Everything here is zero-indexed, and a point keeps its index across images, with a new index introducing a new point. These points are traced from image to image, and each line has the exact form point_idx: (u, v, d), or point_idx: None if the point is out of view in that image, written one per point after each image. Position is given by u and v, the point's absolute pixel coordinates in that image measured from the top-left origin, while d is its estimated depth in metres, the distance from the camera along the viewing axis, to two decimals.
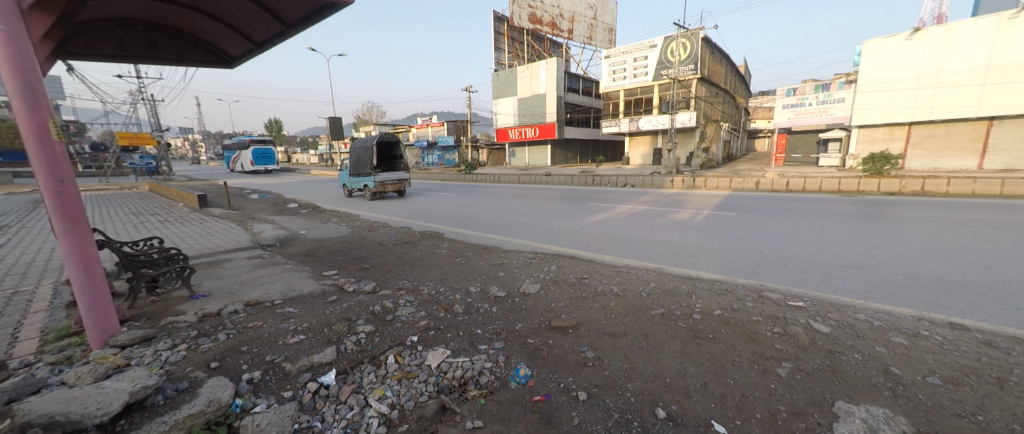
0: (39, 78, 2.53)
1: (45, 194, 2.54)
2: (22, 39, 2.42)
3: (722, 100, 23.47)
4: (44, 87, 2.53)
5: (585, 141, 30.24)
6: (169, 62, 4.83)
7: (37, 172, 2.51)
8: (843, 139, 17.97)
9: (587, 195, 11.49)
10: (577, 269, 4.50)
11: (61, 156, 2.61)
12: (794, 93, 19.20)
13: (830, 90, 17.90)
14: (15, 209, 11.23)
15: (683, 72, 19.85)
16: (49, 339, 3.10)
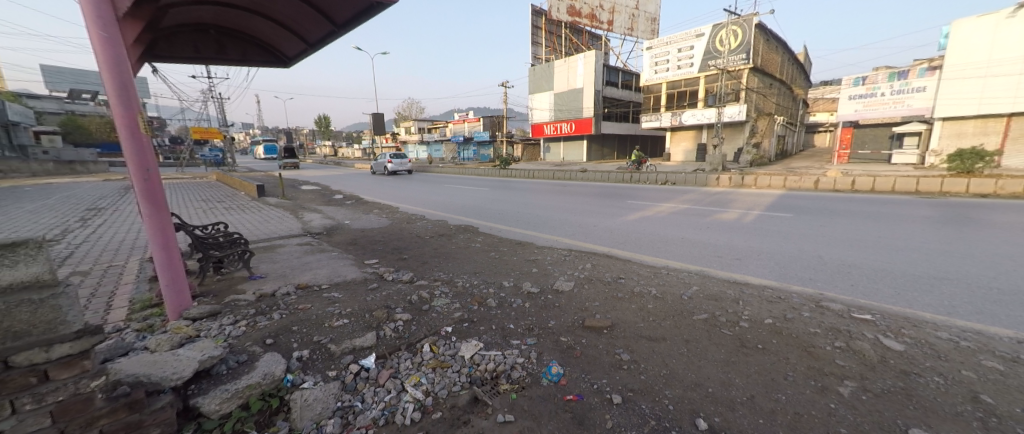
0: (131, 79, 2.83)
1: (135, 182, 2.84)
2: (118, 45, 2.71)
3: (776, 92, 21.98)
4: (135, 87, 2.83)
5: (623, 137, 29.46)
6: (237, 63, 5.15)
7: (128, 162, 2.81)
8: (923, 133, 16.25)
9: (625, 191, 11.23)
10: (614, 269, 4.35)
11: (147, 148, 2.90)
12: (863, 82, 17.81)
13: (907, 78, 16.45)
14: (109, 194, 12.71)
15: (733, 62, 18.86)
16: (135, 308, 3.39)
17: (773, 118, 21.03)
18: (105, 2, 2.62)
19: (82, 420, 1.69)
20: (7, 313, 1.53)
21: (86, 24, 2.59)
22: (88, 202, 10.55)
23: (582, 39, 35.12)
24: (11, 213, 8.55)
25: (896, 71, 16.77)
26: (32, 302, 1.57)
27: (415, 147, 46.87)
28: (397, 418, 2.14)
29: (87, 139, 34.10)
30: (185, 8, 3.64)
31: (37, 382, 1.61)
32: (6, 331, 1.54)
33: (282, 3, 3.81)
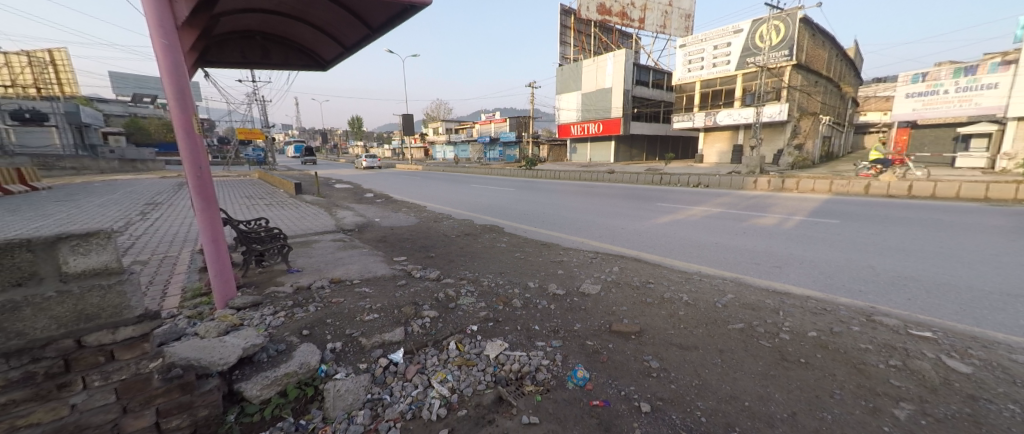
0: (188, 83, 3.04)
1: (189, 179, 3.05)
2: (177, 52, 2.91)
3: (822, 90, 20.80)
4: (191, 91, 3.04)
5: (653, 137, 28.79)
6: (279, 68, 5.37)
7: (184, 161, 3.02)
8: (993, 135, 14.81)
9: (656, 193, 10.94)
10: (641, 273, 4.23)
11: (200, 148, 3.11)
12: (924, 78, 16.49)
13: (976, 74, 14.87)
14: (164, 190, 13.65)
15: (775, 59, 18.08)
16: (187, 296, 3.58)
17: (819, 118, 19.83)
18: (166, 11, 2.81)
19: (141, 399, 1.82)
20: (80, 297, 1.64)
21: (150, 32, 2.79)
22: (146, 197, 11.35)
23: (612, 38, 34.64)
24: (80, 206, 9.32)
25: (964, 67, 15.30)
26: (101, 287, 1.67)
27: (443, 148, 47.61)
28: (423, 413, 2.15)
29: (147, 140, 36.85)
30: (232, 15, 3.83)
31: (104, 361, 1.72)
32: (80, 313, 1.65)
33: (321, 8, 3.92)
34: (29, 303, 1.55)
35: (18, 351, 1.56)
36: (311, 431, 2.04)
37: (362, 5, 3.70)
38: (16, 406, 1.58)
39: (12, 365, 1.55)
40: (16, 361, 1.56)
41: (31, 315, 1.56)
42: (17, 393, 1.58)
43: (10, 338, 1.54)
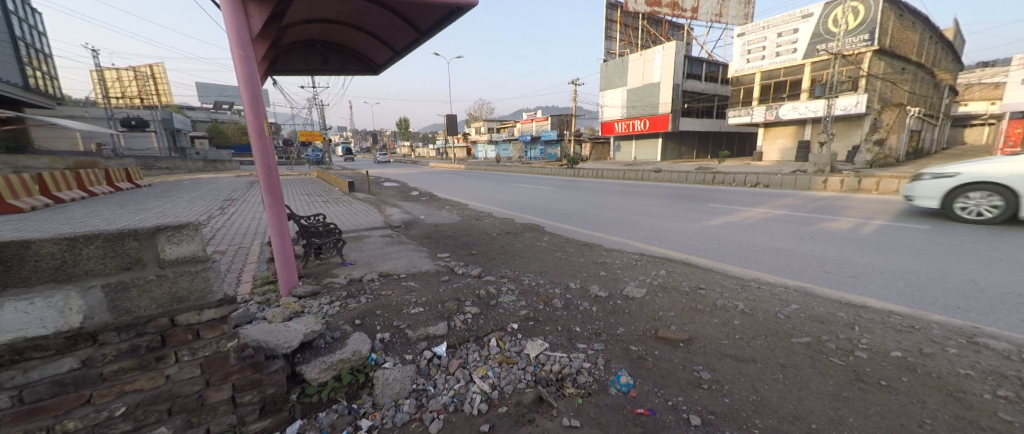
0: (261, 91, 3.28)
1: (260, 177, 3.30)
2: (251, 62, 3.13)
3: (910, 77, 18.56)
4: (263, 97, 3.27)
5: (703, 133, 27.38)
6: (337, 74, 5.65)
7: (257, 161, 3.27)
8: None
9: (709, 193, 10.34)
10: (691, 277, 3.98)
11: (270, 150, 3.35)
12: None
13: None
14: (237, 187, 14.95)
15: (851, 45, 16.56)
16: (257, 283, 3.85)
17: (905, 109, 17.73)
18: (243, 24, 3.02)
19: (221, 374, 1.92)
20: (174, 280, 1.75)
21: (230, 44, 3.02)
22: (223, 194, 12.49)
23: (662, 30, 33.30)
24: (173, 201, 10.47)
25: None
26: (190, 273, 1.78)
27: (486, 147, 48.23)
28: (465, 406, 2.15)
29: (225, 142, 40.62)
30: (297, 27, 4.06)
31: (192, 338, 1.84)
32: (173, 295, 1.77)
33: (373, 14, 4.04)
34: (135, 285, 1.68)
35: (126, 326, 1.70)
36: (361, 417, 2.11)
37: (410, 9, 3.75)
38: (124, 373, 1.72)
39: (122, 338, 1.70)
40: (125, 334, 1.70)
41: (137, 295, 1.70)
42: (126, 361, 1.72)
43: (119, 314, 1.67)
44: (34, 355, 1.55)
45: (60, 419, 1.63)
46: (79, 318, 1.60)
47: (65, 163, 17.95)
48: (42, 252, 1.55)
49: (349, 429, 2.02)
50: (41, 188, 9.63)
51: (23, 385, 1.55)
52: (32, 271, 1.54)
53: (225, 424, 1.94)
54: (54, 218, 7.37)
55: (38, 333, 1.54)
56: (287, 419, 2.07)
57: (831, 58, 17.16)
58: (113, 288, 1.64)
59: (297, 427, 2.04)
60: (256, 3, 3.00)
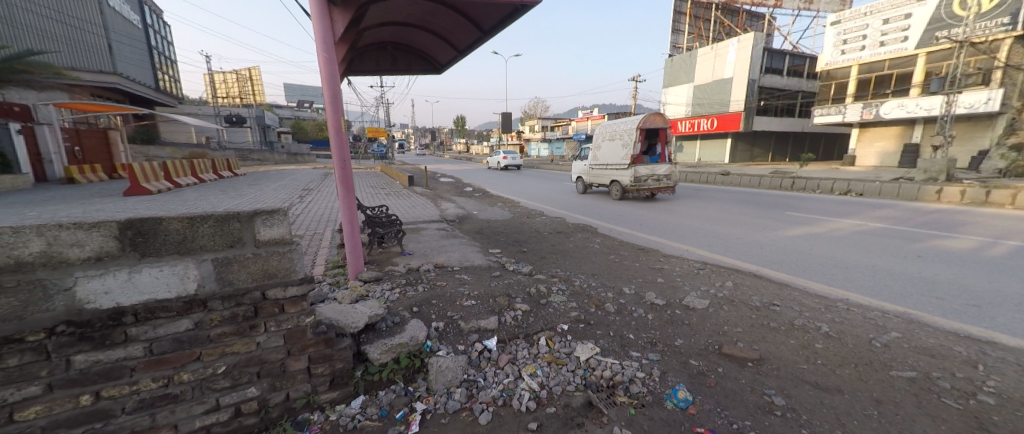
0: (340, 91, 3.51)
1: (336, 170, 3.52)
2: (334, 63, 3.35)
3: None
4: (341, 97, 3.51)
5: (780, 134, 25.09)
6: (404, 74, 5.90)
7: (334, 155, 3.50)
8: None
9: (786, 200, 9.42)
10: (763, 292, 3.62)
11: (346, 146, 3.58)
12: None
13: None
14: (311, 178, 16.25)
15: (985, 30, 14.12)
16: (328, 266, 4.13)
17: None
18: (327, 28, 3.23)
19: (299, 345, 2.06)
20: (265, 258, 1.91)
21: (316, 48, 3.26)
22: (301, 184, 13.64)
23: (737, 21, 30.90)
24: (261, 189, 11.64)
25: None
26: (279, 253, 1.94)
27: (539, 146, 48.18)
28: (514, 402, 2.13)
29: (304, 138, 44.45)
30: (371, 30, 4.28)
31: (278, 312, 1.99)
32: (265, 271, 1.93)
33: (438, 15, 4.14)
34: (236, 260, 1.85)
35: (228, 295, 1.86)
36: (416, 399, 2.17)
37: (474, 7, 3.77)
38: (225, 337, 1.89)
39: (225, 305, 1.87)
40: (228, 303, 1.87)
41: (237, 269, 1.86)
42: (227, 327, 1.89)
43: (223, 285, 1.85)
44: (161, 315, 1.75)
45: (177, 371, 1.82)
46: (195, 286, 1.79)
47: (181, 154, 20.81)
48: (170, 228, 1.75)
49: (406, 410, 2.09)
50: (166, 174, 11.19)
51: (152, 340, 1.75)
52: (162, 243, 1.74)
53: (301, 391, 2.09)
54: (170, 199, 8.53)
55: (165, 297, 1.74)
56: (352, 394, 2.19)
57: (954, 46, 14.81)
58: (220, 261, 1.82)
59: (361, 402, 2.16)
60: (340, 8, 3.17)
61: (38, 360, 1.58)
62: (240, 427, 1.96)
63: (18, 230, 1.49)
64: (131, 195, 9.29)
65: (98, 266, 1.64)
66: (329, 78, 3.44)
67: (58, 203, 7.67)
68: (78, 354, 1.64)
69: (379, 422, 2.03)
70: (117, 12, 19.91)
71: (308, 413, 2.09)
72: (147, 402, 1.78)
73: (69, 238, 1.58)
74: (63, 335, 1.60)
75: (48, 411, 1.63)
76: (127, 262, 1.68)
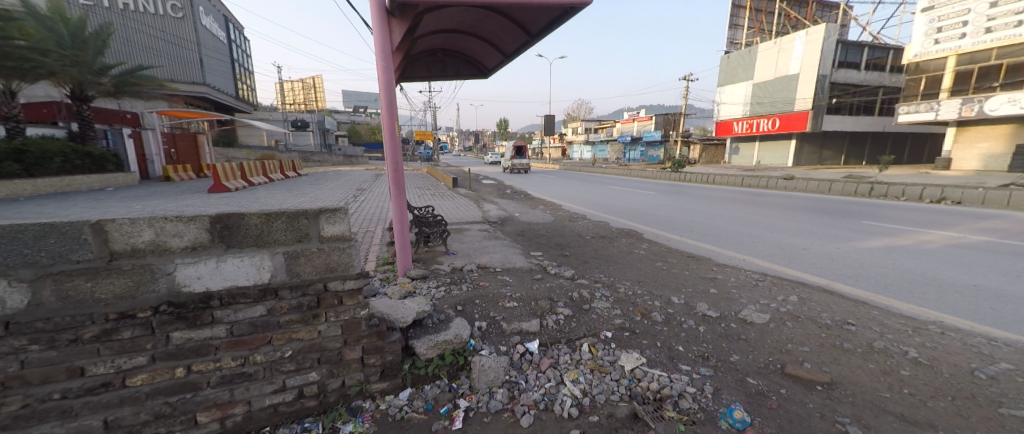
0: (395, 97, 3.70)
1: (388, 172, 3.70)
2: (391, 71, 3.54)
3: None
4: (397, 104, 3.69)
5: (854, 134, 22.84)
6: (453, 79, 6.08)
7: (388, 158, 3.69)
8: None
9: (857, 207, 8.59)
10: (834, 309, 3.31)
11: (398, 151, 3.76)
12: None
13: None
14: (364, 179, 17.20)
15: None
16: (379, 263, 4.35)
17: None
18: (386, 38, 3.42)
19: (354, 336, 2.19)
20: (327, 253, 2.05)
21: (375, 59, 3.47)
22: (355, 184, 14.45)
23: (806, 12, 28.56)
24: (320, 188, 12.47)
25: None
26: (340, 249, 2.07)
27: (582, 149, 47.61)
28: (556, 407, 2.13)
29: (358, 141, 47.05)
30: (423, 38, 4.45)
31: (338, 303, 2.13)
32: (327, 265, 2.07)
33: (487, 21, 4.23)
34: (303, 254, 2.01)
35: (296, 285, 2.03)
36: (459, 396, 2.24)
37: (523, 12, 3.81)
38: (292, 324, 2.05)
39: (293, 295, 2.03)
40: (296, 293, 2.03)
41: (304, 262, 2.02)
42: (294, 315, 2.05)
43: (292, 276, 2.01)
44: (240, 300, 1.94)
45: (252, 352, 2.00)
46: (269, 275, 1.97)
47: (254, 156, 22.80)
48: (250, 223, 1.92)
49: (450, 406, 2.15)
50: (242, 174, 12.33)
51: (232, 322, 1.94)
52: (243, 237, 1.91)
53: (355, 379, 2.21)
54: (241, 198, 9.34)
55: (244, 284, 1.93)
56: (400, 385, 2.29)
57: None
58: (290, 255, 1.99)
59: (407, 394, 2.25)
60: (397, 18, 3.33)
61: (144, 334, 1.81)
62: (302, 408, 2.12)
63: (134, 221, 1.72)
64: (213, 193, 10.34)
65: (193, 254, 1.85)
66: (386, 84, 3.64)
67: (153, 199, 8.65)
68: (175, 331, 1.86)
69: (425, 415, 2.11)
70: (207, 30, 22.38)
71: (360, 400, 2.22)
72: (227, 378, 1.97)
73: (172, 229, 1.79)
74: (164, 313, 1.82)
75: (150, 380, 1.85)
76: (215, 252, 1.87)
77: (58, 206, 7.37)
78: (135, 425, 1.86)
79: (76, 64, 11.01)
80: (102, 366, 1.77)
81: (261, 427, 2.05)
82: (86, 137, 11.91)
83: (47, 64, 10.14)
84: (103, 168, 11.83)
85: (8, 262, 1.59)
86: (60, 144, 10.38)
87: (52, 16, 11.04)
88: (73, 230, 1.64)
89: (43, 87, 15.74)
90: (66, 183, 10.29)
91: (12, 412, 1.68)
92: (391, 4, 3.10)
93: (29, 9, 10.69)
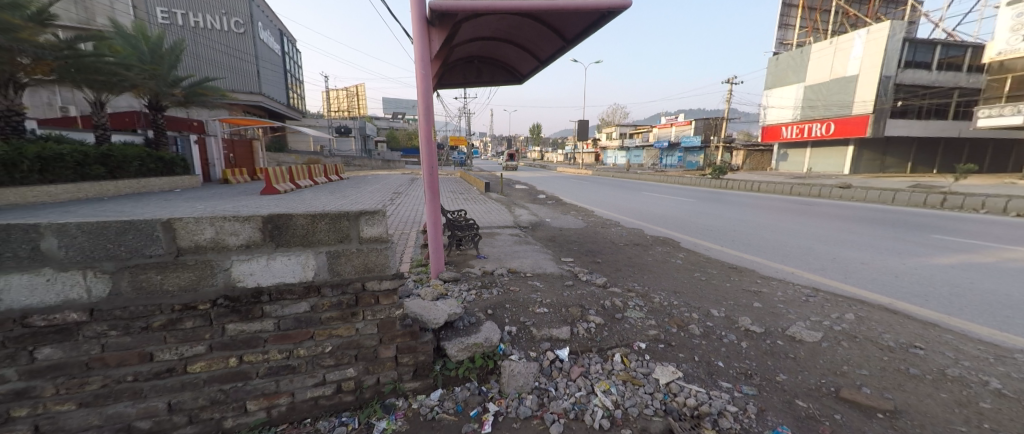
0: (432, 104, 3.80)
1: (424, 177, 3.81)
2: (429, 79, 3.64)
3: None
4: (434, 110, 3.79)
5: (923, 140, 21.05)
6: (488, 85, 6.15)
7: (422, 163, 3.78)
8: None
9: (927, 220, 7.84)
10: (899, 330, 3.04)
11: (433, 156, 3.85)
12: None
13: None
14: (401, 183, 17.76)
15: None
16: (413, 264, 4.46)
17: None
18: (425, 47, 3.51)
19: (389, 335, 2.26)
20: (365, 253, 2.13)
21: (414, 67, 3.58)
22: (392, 188, 14.95)
23: (868, 9, 26.64)
24: (361, 192, 12.99)
25: None
26: (378, 250, 2.15)
27: (617, 153, 46.70)
28: (586, 417, 2.09)
29: (396, 146, 48.62)
30: (461, 46, 4.55)
31: (374, 302, 2.21)
32: (365, 265, 2.15)
33: (523, 28, 4.26)
34: (344, 254, 2.10)
35: (337, 284, 2.12)
36: (488, 400, 2.25)
37: (560, 19, 3.82)
38: (332, 321, 2.15)
39: (335, 293, 2.13)
40: (337, 291, 2.13)
41: (343, 262, 2.11)
42: (334, 311, 2.15)
43: (333, 274, 2.10)
44: (287, 296, 2.06)
45: (296, 346, 2.11)
46: (312, 274, 2.07)
47: (302, 160, 24.17)
48: (297, 223, 2.04)
49: (479, 410, 2.17)
50: (291, 177, 13.12)
51: (279, 317, 2.06)
52: (291, 237, 2.02)
53: (389, 377, 2.28)
54: (288, 199, 9.91)
55: (290, 281, 2.05)
56: (432, 385, 2.34)
57: None
58: (332, 254, 2.08)
59: (439, 395, 2.29)
60: (437, 27, 3.43)
61: (202, 325, 1.95)
62: (340, 402, 2.21)
63: (198, 219, 1.88)
64: (265, 195, 11.08)
65: (247, 252, 1.97)
66: (424, 92, 3.76)
67: (213, 200, 9.36)
68: (230, 324, 2.00)
69: (455, 416, 2.14)
70: (265, 43, 24.01)
71: (393, 398, 2.28)
72: (273, 370, 2.09)
73: (229, 228, 1.93)
74: (221, 306, 1.96)
75: (208, 368, 1.99)
76: (265, 251, 1.99)
77: (134, 205, 8.14)
78: (194, 409, 2.00)
79: (154, 77, 12.16)
80: (167, 352, 1.92)
81: (303, 418, 2.15)
82: (159, 143, 13.15)
83: (131, 77, 11.13)
84: (173, 171, 12.95)
85: (95, 256, 1.78)
86: (138, 150, 11.51)
87: (136, 35, 12.54)
88: (148, 227, 1.81)
89: (126, 99, 17.56)
90: (141, 185, 11.40)
91: (94, 390, 1.86)
92: (432, 14, 3.20)
93: (118, 29, 12.30)
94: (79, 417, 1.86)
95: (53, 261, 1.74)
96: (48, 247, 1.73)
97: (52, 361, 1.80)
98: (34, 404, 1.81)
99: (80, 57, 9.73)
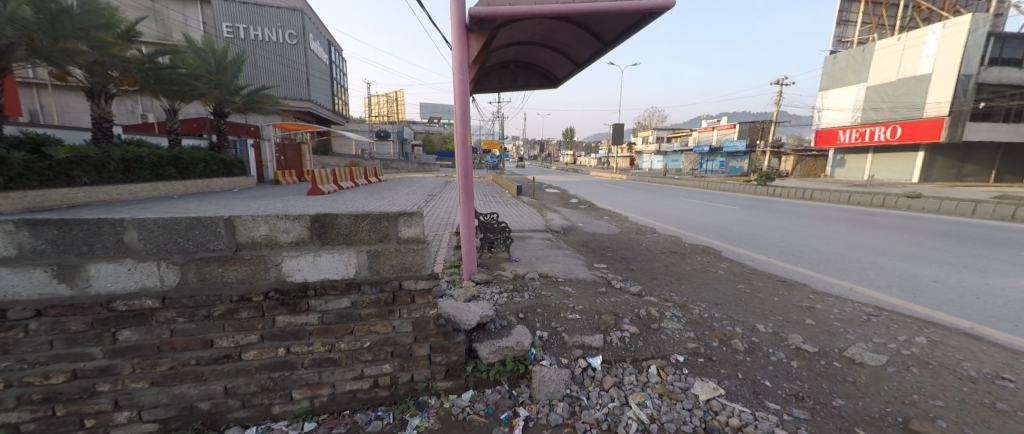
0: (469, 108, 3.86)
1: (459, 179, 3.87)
2: (466, 84, 3.72)
3: None
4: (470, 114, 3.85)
5: (1011, 145, 19.05)
6: (522, 89, 6.18)
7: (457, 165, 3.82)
8: None
9: (1014, 235, 7.05)
10: (980, 358, 2.75)
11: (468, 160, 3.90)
12: None
13: None
14: (437, 185, 18.21)
15: None
16: (446, 265, 4.55)
17: None
18: (463, 52, 3.59)
19: (423, 334, 2.32)
20: (403, 253, 2.21)
21: (453, 72, 3.66)
22: (430, 190, 15.33)
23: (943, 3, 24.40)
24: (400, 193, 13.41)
25: None
26: (415, 249, 2.21)
27: (653, 158, 45.38)
28: (620, 428, 2.05)
29: (432, 149, 49.80)
30: (498, 51, 4.62)
31: (410, 301, 2.28)
32: (402, 265, 2.22)
33: (560, 31, 4.26)
34: (383, 253, 2.18)
35: (377, 281, 2.21)
36: (520, 404, 2.25)
37: (598, 21, 3.80)
38: (371, 317, 2.23)
39: (374, 290, 2.21)
40: (376, 288, 2.21)
41: (383, 260, 2.19)
42: (372, 308, 2.23)
43: (373, 273, 2.19)
44: (330, 292, 2.15)
45: (338, 340, 2.21)
46: (354, 271, 2.16)
47: (344, 163, 25.32)
48: (341, 223, 2.14)
49: (510, 413, 2.18)
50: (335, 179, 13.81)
51: (323, 311, 2.17)
52: (336, 235, 2.13)
53: (422, 375, 2.34)
54: (331, 199, 10.43)
55: (334, 277, 2.15)
56: (463, 385, 2.38)
57: None
58: (373, 253, 2.17)
59: (470, 395, 2.33)
60: (476, 33, 3.48)
61: (256, 315, 2.09)
62: (376, 396, 2.29)
63: (255, 217, 2.03)
64: (312, 195, 11.73)
65: (297, 248, 2.09)
66: (462, 97, 3.83)
67: (265, 199, 10.00)
68: (280, 315, 2.12)
69: (486, 419, 2.16)
70: (315, 53, 25.42)
71: (426, 396, 2.33)
72: (316, 361, 2.19)
73: (282, 226, 2.06)
74: (272, 299, 2.09)
75: (259, 356, 2.13)
76: (312, 248, 2.10)
77: (197, 203, 8.85)
78: (247, 395, 2.14)
79: (220, 86, 13.23)
80: (225, 340, 2.07)
81: (342, 409, 2.24)
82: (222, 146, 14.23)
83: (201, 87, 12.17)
84: (231, 171, 13.97)
85: (168, 248, 1.96)
86: (204, 153, 12.52)
87: (206, 49, 13.71)
88: (212, 223, 1.98)
89: (194, 106, 19.18)
90: (205, 185, 12.36)
91: (163, 371, 2.04)
92: (472, 20, 3.27)
93: (191, 44, 13.52)
94: (150, 394, 2.03)
95: (134, 252, 1.92)
96: (130, 240, 1.92)
97: (130, 342, 1.98)
98: (114, 381, 2.00)
99: (159, 69, 10.91)
